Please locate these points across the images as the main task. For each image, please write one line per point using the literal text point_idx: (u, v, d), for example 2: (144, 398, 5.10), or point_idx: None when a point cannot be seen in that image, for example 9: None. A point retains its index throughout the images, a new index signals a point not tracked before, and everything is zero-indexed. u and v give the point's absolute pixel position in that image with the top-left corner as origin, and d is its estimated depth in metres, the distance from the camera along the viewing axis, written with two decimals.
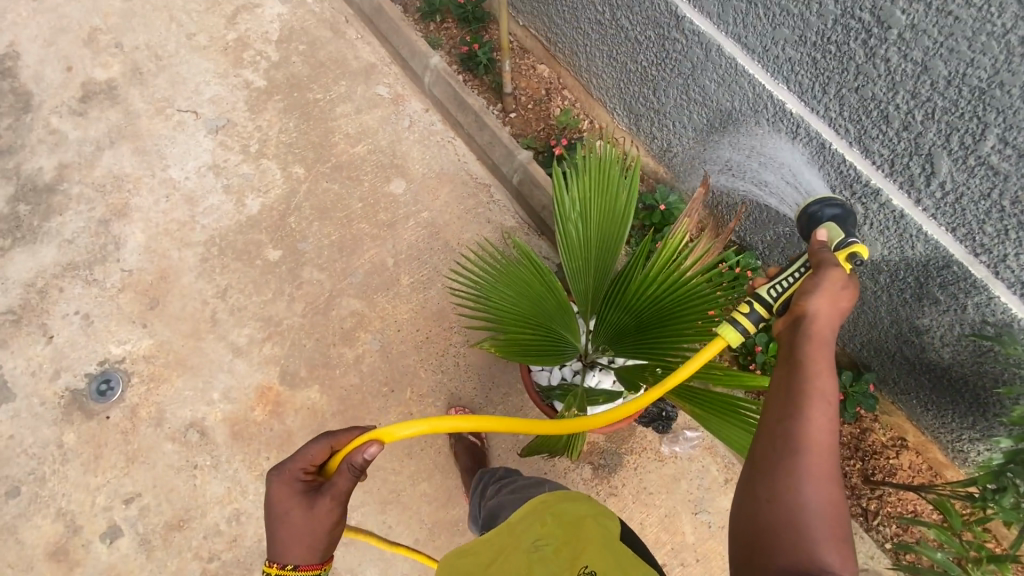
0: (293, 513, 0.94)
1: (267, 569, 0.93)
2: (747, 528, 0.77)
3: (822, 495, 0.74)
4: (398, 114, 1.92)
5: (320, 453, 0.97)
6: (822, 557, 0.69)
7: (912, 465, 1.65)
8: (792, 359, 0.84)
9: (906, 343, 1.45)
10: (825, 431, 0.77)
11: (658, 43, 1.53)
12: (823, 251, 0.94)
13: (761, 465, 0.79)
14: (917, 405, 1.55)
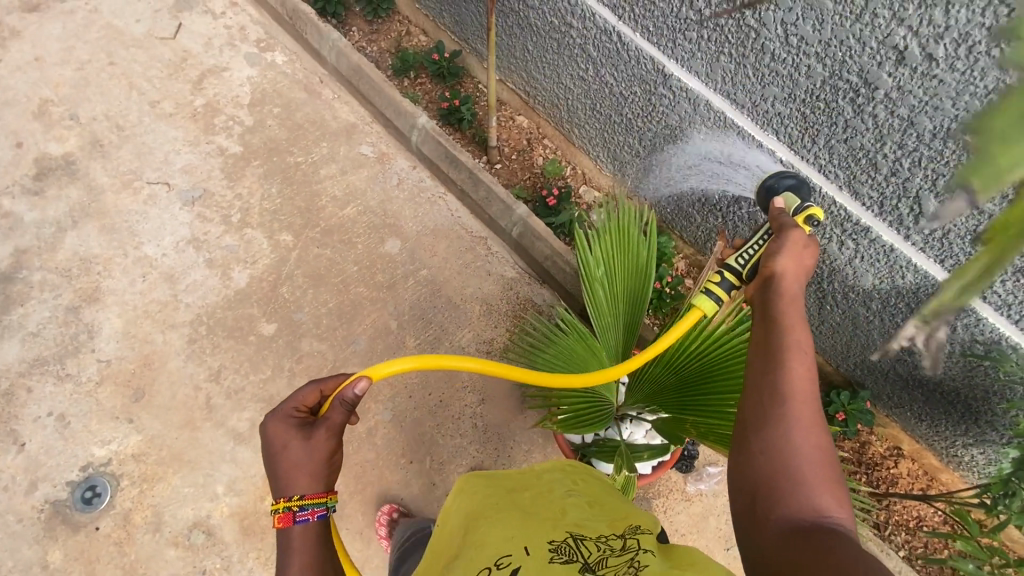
0: (291, 445, 0.95)
1: (272, 504, 0.91)
2: (745, 484, 0.80)
3: (810, 440, 0.78)
4: (385, 172, 1.90)
5: (310, 395, 1.03)
6: (819, 501, 0.74)
7: (910, 472, 1.75)
8: (768, 318, 0.89)
9: (901, 362, 1.55)
10: (806, 381, 0.81)
11: (643, 98, 1.59)
12: (783, 218, 1.03)
13: (752, 421, 0.82)
14: (911, 416, 1.66)
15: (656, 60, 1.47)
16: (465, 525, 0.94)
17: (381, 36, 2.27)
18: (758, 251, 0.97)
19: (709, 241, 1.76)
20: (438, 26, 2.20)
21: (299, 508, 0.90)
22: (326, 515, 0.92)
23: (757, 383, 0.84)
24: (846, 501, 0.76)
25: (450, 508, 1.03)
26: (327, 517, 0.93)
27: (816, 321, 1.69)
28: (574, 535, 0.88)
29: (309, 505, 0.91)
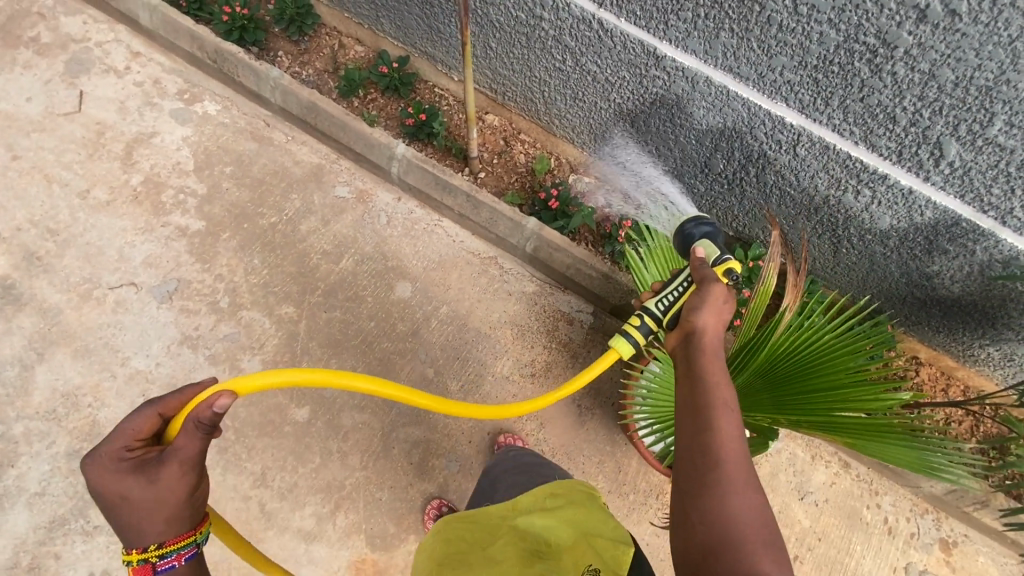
0: (130, 490, 0.87)
1: (124, 558, 0.85)
2: (691, 548, 0.85)
3: (744, 499, 0.83)
4: (370, 212, 1.75)
5: (145, 423, 0.92)
6: (755, 561, 0.78)
7: (930, 376, 1.88)
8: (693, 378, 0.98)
9: (919, 287, 1.63)
10: (733, 439, 0.89)
11: (634, 81, 1.52)
12: (703, 266, 1.15)
13: (690, 486, 0.88)
14: (929, 329, 1.77)
15: (646, 43, 1.39)
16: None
17: (314, 54, 2.03)
18: (680, 297, 1.14)
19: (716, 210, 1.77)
20: (375, 33, 1.99)
21: (160, 557, 0.86)
22: (196, 553, 0.89)
23: (691, 448, 0.91)
24: (785, 563, 0.79)
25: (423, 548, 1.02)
26: (198, 554, 0.90)
27: (831, 263, 1.74)
28: None
29: (167, 550, 0.86)
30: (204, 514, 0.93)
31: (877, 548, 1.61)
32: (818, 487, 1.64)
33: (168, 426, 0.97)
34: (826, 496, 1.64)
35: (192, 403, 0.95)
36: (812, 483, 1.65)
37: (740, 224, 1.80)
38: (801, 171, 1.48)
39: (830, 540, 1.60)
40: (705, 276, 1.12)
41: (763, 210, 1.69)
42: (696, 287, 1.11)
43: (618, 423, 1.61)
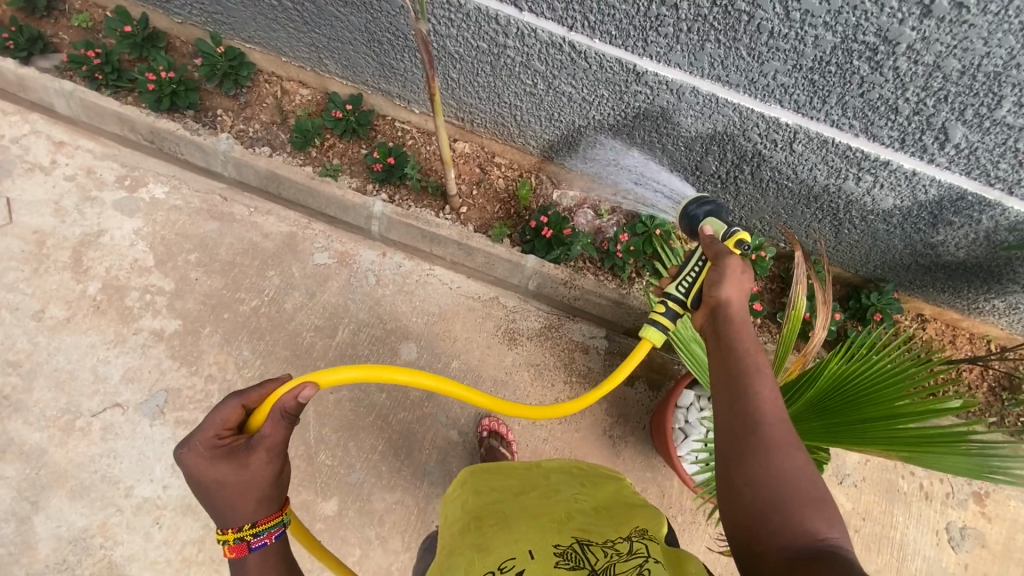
0: (221, 474, 0.88)
1: (219, 537, 0.87)
2: (740, 514, 0.80)
3: (792, 462, 0.79)
4: (356, 274, 1.64)
5: (233, 412, 0.94)
6: (813, 525, 0.74)
7: (937, 331, 1.91)
8: (722, 344, 0.93)
9: (924, 256, 1.62)
10: (775, 403, 0.84)
11: (615, 97, 1.43)
12: (715, 243, 1.06)
13: (732, 452, 0.83)
14: (934, 290, 1.78)
15: (625, 61, 1.30)
16: (469, 522, 0.91)
17: (256, 107, 1.83)
18: (698, 276, 1.03)
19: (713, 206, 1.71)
20: (320, 74, 1.83)
21: (255, 535, 0.88)
22: (284, 531, 0.91)
23: (727, 414, 0.86)
24: (839, 524, 0.75)
25: (456, 507, 1.00)
26: (285, 533, 0.92)
27: (833, 243, 1.71)
28: (579, 540, 0.80)
29: (262, 529, 0.88)
30: (287, 498, 0.95)
31: (918, 515, 1.65)
32: (854, 467, 1.66)
33: (250, 416, 0.98)
34: (863, 474, 1.66)
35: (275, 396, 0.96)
36: (848, 464, 1.67)
37: (738, 218, 1.75)
38: (798, 164, 1.43)
39: (874, 517, 1.63)
40: (719, 251, 1.04)
41: (760, 203, 1.64)
42: (711, 264, 1.02)
43: (653, 447, 1.58)
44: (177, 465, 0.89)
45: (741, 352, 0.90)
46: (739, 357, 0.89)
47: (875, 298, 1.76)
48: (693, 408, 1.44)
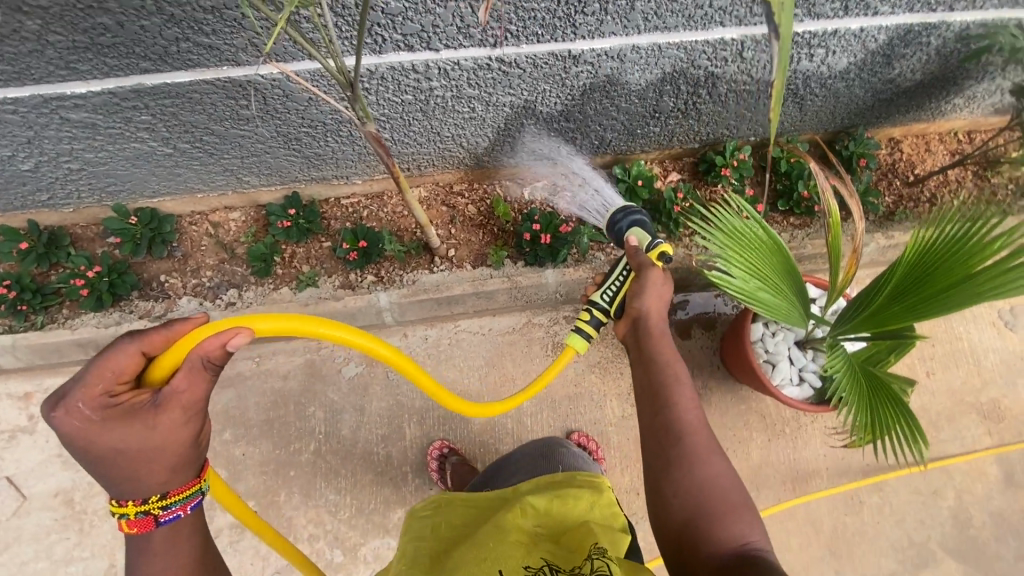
0: (124, 440, 0.78)
1: (123, 511, 0.80)
2: (670, 526, 0.90)
3: (713, 471, 0.91)
4: (390, 368, 1.58)
5: (129, 361, 0.81)
6: (735, 527, 0.86)
7: (912, 146, 1.94)
8: (645, 358, 1.02)
9: (886, 92, 1.65)
10: (693, 414, 0.96)
11: (557, 88, 1.37)
12: (638, 254, 1.07)
13: (667, 462, 0.93)
14: (900, 114, 1.81)
15: (559, 52, 1.24)
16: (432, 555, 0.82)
17: (197, 254, 1.64)
18: (621, 288, 1.05)
19: (678, 133, 1.67)
20: (244, 191, 1.66)
21: (165, 509, 0.82)
22: (200, 502, 0.86)
23: (658, 427, 0.96)
24: (755, 522, 0.88)
25: (411, 540, 0.88)
26: (203, 501, 0.87)
27: (799, 118, 1.71)
28: (548, 563, 0.73)
29: (174, 503, 0.82)
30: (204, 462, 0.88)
31: (974, 318, 1.74)
32: None
33: (152, 366, 0.85)
34: None
35: (185, 339, 0.83)
36: None
37: (706, 134, 1.71)
38: (751, 68, 1.43)
39: (944, 339, 1.71)
40: (640, 260, 1.06)
41: (724, 114, 1.61)
42: (635, 276, 1.04)
43: (733, 380, 1.64)
44: (56, 431, 0.77)
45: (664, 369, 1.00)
46: (664, 375, 0.99)
47: (854, 147, 1.78)
48: (769, 336, 1.40)
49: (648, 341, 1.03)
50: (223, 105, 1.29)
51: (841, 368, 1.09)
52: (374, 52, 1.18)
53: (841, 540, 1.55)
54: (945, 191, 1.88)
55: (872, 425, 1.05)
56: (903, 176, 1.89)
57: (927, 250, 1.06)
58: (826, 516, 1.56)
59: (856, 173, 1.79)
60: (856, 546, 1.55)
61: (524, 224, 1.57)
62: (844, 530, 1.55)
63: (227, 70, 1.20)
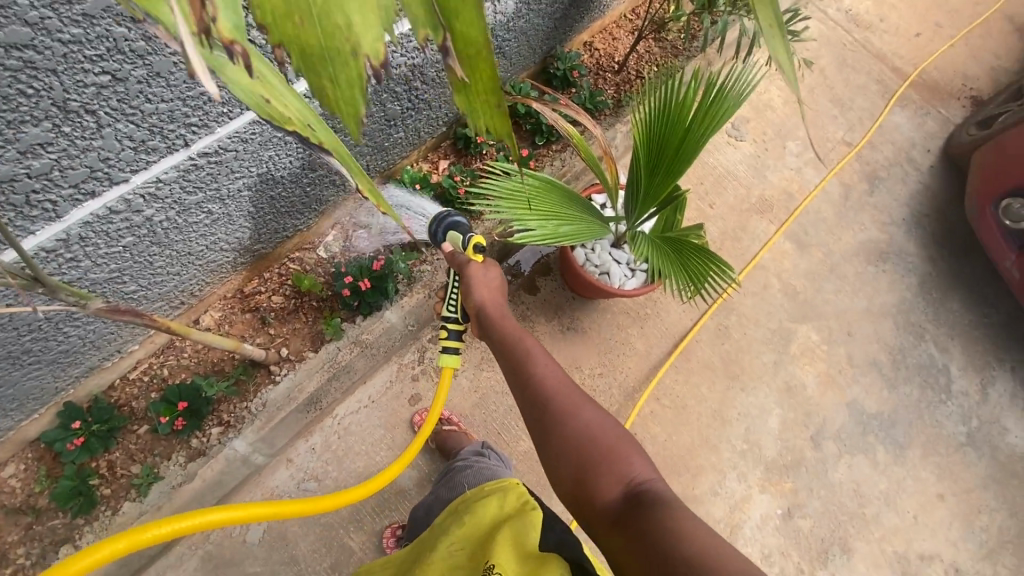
0: None
1: None
2: (566, 489, 0.90)
3: (587, 419, 0.91)
4: (294, 500, 1.47)
5: None
6: (619, 469, 0.86)
7: (601, 41, 2.21)
8: (499, 342, 1.03)
9: (558, 11, 1.85)
10: (554, 374, 0.96)
11: (282, 148, 1.29)
12: (457, 257, 1.16)
13: (543, 426, 0.92)
14: (579, 21, 2.04)
15: (259, 117, 1.15)
16: None
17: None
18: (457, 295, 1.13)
19: (422, 127, 1.70)
20: (5, 440, 1.33)
21: None
22: None
23: (527, 395, 0.95)
24: (637, 456, 0.88)
25: None
26: None
27: (507, 63, 1.85)
28: None
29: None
30: None
31: (715, 146, 2.09)
32: None
33: None
34: None
35: None
36: None
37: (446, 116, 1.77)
38: None
39: (707, 174, 2.04)
40: (463, 261, 1.14)
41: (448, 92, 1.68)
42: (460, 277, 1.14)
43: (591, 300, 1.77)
44: None
45: (516, 340, 1.02)
46: (519, 345, 1.00)
47: (563, 65, 1.99)
48: (592, 252, 1.53)
49: (493, 321, 1.06)
50: None
51: (646, 250, 1.27)
52: (52, 219, 0.99)
53: (734, 364, 1.81)
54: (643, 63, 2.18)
55: (686, 279, 1.22)
56: (610, 68, 2.16)
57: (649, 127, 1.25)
58: (713, 355, 1.81)
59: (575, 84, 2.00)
60: (744, 361, 1.82)
61: (337, 283, 1.50)
62: (731, 355, 1.82)
63: None
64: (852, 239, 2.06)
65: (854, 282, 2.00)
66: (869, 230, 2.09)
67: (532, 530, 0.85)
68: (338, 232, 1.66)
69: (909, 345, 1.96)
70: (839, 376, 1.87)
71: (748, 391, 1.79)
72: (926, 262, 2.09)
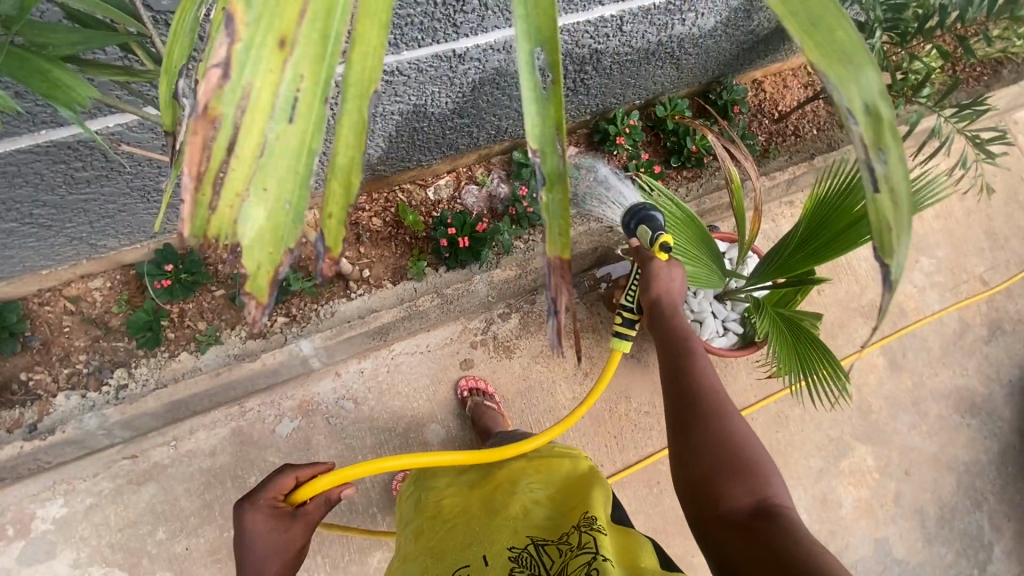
0: (263, 536, 0.94)
1: None
2: (688, 480, 0.92)
3: (734, 426, 0.95)
4: (329, 412, 1.53)
5: (287, 483, 0.99)
6: (757, 480, 0.87)
7: (772, 84, 2.04)
8: (665, 336, 1.12)
9: (749, 40, 1.73)
10: (712, 379, 1.03)
11: (448, 87, 1.28)
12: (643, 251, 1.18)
13: (689, 418, 0.98)
14: (766, 56, 1.90)
15: (444, 53, 1.16)
16: (427, 523, 1.04)
17: (62, 341, 1.36)
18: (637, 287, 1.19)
19: (571, 110, 1.66)
20: (102, 257, 1.38)
21: None
22: None
23: (681, 387, 1.02)
24: (777, 480, 0.88)
25: (409, 505, 1.13)
26: None
27: (676, 76, 1.75)
28: (535, 538, 0.91)
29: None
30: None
31: None
32: None
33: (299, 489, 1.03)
34: None
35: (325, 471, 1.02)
36: None
37: (594, 106, 1.70)
38: (631, 40, 1.44)
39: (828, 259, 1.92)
40: (647, 257, 1.16)
41: (610, 85, 1.61)
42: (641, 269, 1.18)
43: None
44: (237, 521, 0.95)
45: (685, 339, 1.10)
46: (686, 345, 1.08)
47: (726, 95, 1.86)
48: (693, 297, 1.49)
49: (665, 315, 1.13)
50: (51, 171, 1.06)
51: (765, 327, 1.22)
52: None
53: (779, 455, 1.74)
54: (806, 123, 1.99)
55: (791, 368, 1.19)
56: (769, 114, 1.98)
57: (820, 203, 1.18)
58: (762, 438, 1.75)
59: (732, 120, 1.89)
60: (791, 457, 1.75)
61: (438, 230, 1.49)
62: (779, 446, 1.75)
63: (45, 133, 0.98)
64: (947, 380, 1.93)
65: (932, 424, 1.88)
66: (970, 378, 1.94)
67: (607, 502, 0.98)
68: (453, 179, 1.64)
69: (962, 508, 1.84)
70: (880, 509, 1.78)
71: None
72: (1017, 434, 1.93)
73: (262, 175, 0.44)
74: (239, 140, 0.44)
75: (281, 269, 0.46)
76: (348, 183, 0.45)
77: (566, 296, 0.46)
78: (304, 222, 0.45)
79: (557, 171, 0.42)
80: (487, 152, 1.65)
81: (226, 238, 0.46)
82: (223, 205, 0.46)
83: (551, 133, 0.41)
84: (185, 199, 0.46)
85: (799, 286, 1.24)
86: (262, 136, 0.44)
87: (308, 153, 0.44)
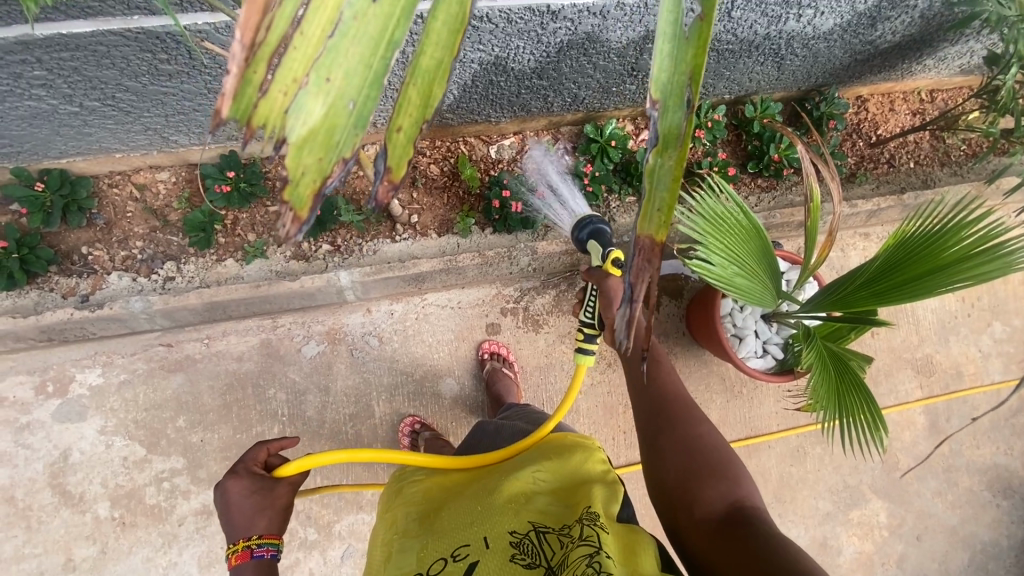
0: (248, 498, 0.99)
1: (230, 545, 0.97)
2: (665, 489, 0.93)
3: (701, 428, 0.99)
4: (354, 344, 1.57)
5: (263, 453, 1.06)
6: (727, 484, 0.89)
7: (879, 104, 1.86)
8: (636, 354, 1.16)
9: (865, 52, 1.58)
10: (679, 387, 1.09)
11: (534, 43, 1.23)
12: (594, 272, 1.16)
13: (663, 428, 1.01)
14: (877, 76, 1.74)
15: (537, 5, 1.12)
16: (431, 509, 1.02)
17: (123, 223, 1.43)
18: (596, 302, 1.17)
19: None
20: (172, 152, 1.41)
21: (258, 545, 0.97)
22: (278, 552, 0.99)
23: (653, 400, 1.06)
24: (747, 482, 0.91)
25: (410, 484, 1.11)
26: (278, 555, 1.00)
27: (774, 78, 1.63)
28: (536, 525, 0.91)
29: (267, 542, 0.98)
30: (280, 532, 1.01)
31: None
32: None
33: (276, 459, 1.09)
34: None
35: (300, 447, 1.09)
36: None
37: None
38: (737, 27, 1.34)
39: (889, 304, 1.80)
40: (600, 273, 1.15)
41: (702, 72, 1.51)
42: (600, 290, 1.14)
43: (697, 344, 1.68)
44: (223, 487, 1.00)
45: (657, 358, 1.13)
46: (659, 364, 1.11)
47: (823, 107, 1.72)
48: (739, 311, 1.46)
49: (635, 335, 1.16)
50: (138, 58, 1.09)
51: (813, 363, 1.14)
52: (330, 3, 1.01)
53: (786, 489, 1.69)
54: (904, 154, 1.84)
55: (831, 414, 1.11)
56: (867, 136, 1.83)
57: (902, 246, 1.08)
58: (774, 468, 1.69)
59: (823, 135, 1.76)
60: (798, 493, 1.69)
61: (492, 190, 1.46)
62: (789, 480, 1.70)
63: (138, 19, 1.00)
64: (987, 455, 1.80)
65: (959, 495, 1.78)
66: (1013, 459, 1.81)
67: (614, 502, 0.95)
68: (518, 142, 1.60)
69: None
70: (880, 566, 1.71)
71: (783, 520, 1.68)
72: None
73: (329, 63, 0.44)
74: (310, 14, 0.43)
75: (329, 180, 0.45)
76: (425, 92, 0.47)
77: (650, 284, 0.43)
78: (366, 124, 0.45)
79: (678, 127, 0.42)
80: (558, 120, 1.59)
81: (272, 129, 0.45)
82: (277, 82, 0.44)
83: (683, 86, 0.42)
84: (235, 71, 0.44)
85: (854, 323, 1.18)
86: (338, 11, 0.43)
87: (389, 45, 0.44)
